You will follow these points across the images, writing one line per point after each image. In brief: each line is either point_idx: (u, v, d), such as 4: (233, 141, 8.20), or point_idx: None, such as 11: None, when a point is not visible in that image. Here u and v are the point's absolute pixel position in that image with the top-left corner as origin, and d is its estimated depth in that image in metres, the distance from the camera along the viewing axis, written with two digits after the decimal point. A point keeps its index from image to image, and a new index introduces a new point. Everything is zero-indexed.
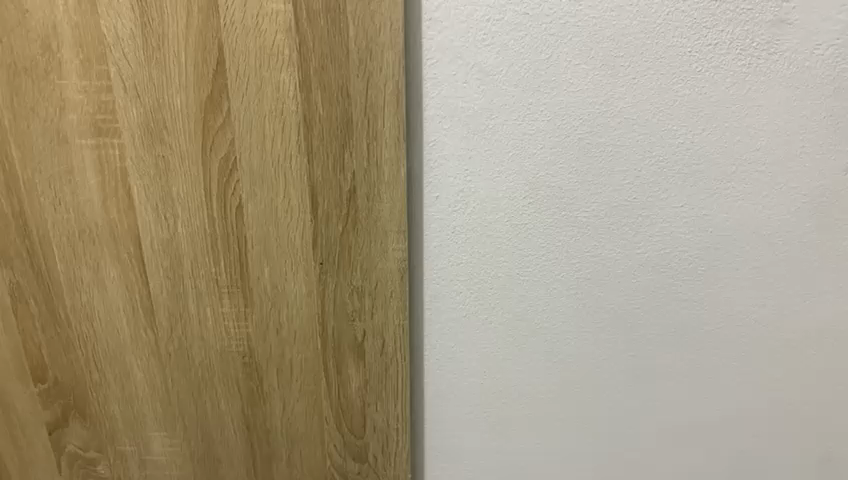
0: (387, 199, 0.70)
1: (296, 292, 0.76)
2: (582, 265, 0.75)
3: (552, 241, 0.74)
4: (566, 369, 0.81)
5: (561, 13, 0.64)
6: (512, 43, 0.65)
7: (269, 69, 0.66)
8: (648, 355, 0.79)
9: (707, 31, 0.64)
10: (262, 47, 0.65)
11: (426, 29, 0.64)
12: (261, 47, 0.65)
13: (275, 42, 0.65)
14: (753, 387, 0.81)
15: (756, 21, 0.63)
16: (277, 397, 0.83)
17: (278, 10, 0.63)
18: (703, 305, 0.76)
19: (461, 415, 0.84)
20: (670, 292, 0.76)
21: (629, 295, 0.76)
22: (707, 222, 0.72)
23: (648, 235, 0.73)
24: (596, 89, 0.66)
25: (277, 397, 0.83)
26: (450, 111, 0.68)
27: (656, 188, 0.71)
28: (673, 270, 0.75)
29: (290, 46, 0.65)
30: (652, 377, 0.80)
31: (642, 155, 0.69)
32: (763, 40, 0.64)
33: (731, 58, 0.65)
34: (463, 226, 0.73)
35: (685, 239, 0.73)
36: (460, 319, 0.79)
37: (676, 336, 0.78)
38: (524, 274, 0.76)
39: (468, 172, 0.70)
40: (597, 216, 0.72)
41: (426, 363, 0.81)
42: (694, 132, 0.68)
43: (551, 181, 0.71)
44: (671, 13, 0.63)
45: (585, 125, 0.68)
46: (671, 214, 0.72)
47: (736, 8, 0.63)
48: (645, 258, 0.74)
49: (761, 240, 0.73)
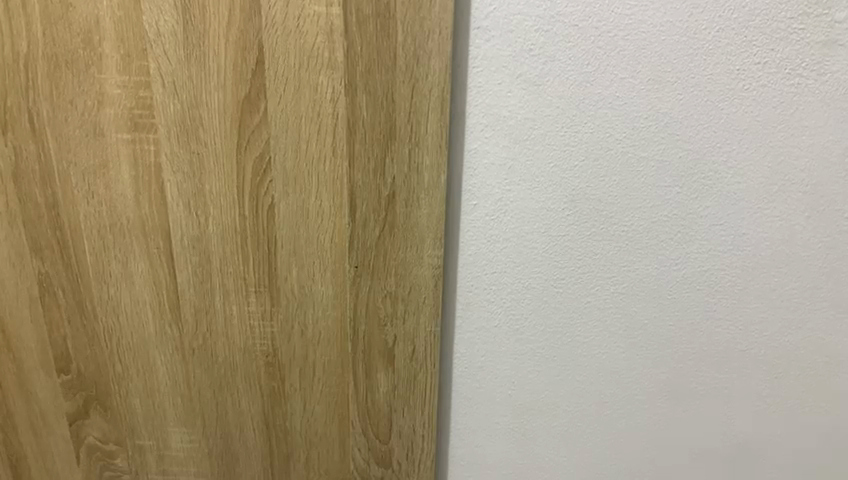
0: (425, 205, 0.70)
1: (323, 293, 0.76)
2: (617, 280, 0.74)
3: (589, 254, 0.73)
4: (594, 383, 0.80)
5: (610, 26, 0.63)
6: (560, 55, 0.65)
7: (308, 71, 0.66)
8: (679, 373, 0.79)
9: (757, 49, 0.63)
10: (302, 49, 0.65)
11: (473, 37, 0.64)
12: (301, 48, 0.65)
13: (315, 44, 0.65)
14: (785, 410, 0.80)
15: (806, 42, 0.63)
16: (298, 398, 0.83)
17: (320, 12, 0.63)
18: (737, 325, 0.76)
19: (486, 425, 0.84)
20: (705, 310, 0.75)
21: (663, 311, 0.76)
22: (746, 241, 0.71)
23: (685, 252, 0.72)
24: (642, 103, 0.66)
25: (299, 398, 0.83)
26: (493, 120, 0.68)
27: (697, 205, 0.70)
28: (708, 289, 0.74)
29: (330, 48, 0.65)
30: (682, 395, 0.80)
31: (685, 172, 0.69)
32: (814, 60, 0.63)
33: (780, 78, 0.64)
34: (500, 235, 0.73)
35: (723, 258, 0.72)
36: (491, 328, 0.78)
37: (708, 355, 0.77)
38: (558, 285, 0.75)
39: (508, 181, 0.70)
40: (635, 231, 0.72)
41: (454, 372, 0.81)
42: (738, 150, 0.67)
43: (591, 193, 0.70)
44: (722, 30, 0.63)
45: (629, 139, 0.68)
46: (710, 232, 0.71)
47: (787, 27, 0.62)
48: (681, 275, 0.74)
49: (800, 262, 0.72)
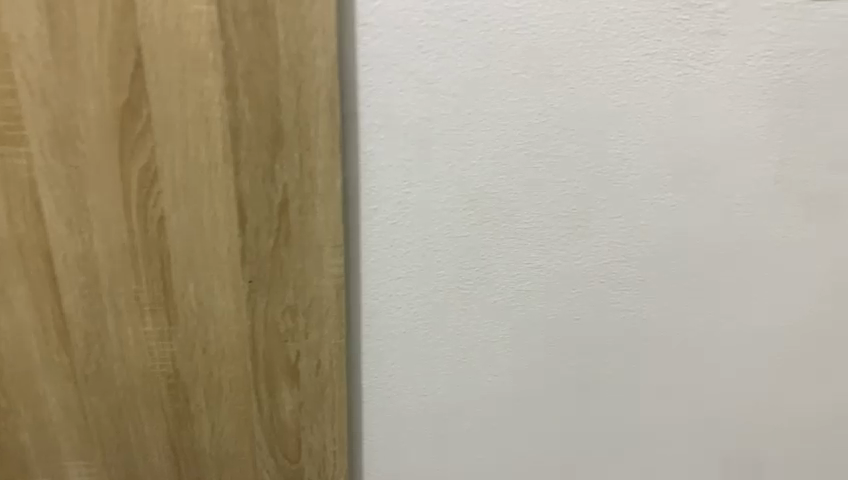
0: (321, 212, 0.66)
1: (223, 308, 0.71)
2: (522, 277, 0.73)
3: (493, 253, 0.72)
4: (506, 382, 0.79)
5: (499, 21, 0.62)
6: (450, 51, 0.62)
7: (192, 74, 0.61)
8: (587, 367, 0.78)
9: (645, 41, 0.63)
10: (184, 50, 0.60)
11: (360, 34, 0.61)
12: (184, 50, 0.60)
13: (198, 45, 0.60)
14: (693, 395, 0.81)
15: (692, 32, 0.63)
16: (206, 419, 0.78)
17: (201, 12, 0.59)
18: (640, 316, 0.76)
19: (399, 433, 0.81)
20: (609, 303, 0.75)
21: (569, 306, 0.75)
22: (644, 232, 0.71)
23: (587, 246, 0.72)
24: (536, 98, 0.65)
25: (206, 419, 0.78)
26: (387, 120, 0.65)
27: (595, 198, 0.70)
28: (612, 281, 0.74)
29: (215, 49, 0.60)
30: (591, 388, 0.79)
31: (582, 166, 0.68)
32: (699, 50, 0.63)
33: (668, 68, 0.64)
34: (402, 239, 0.70)
35: (623, 250, 0.72)
36: (398, 335, 0.76)
37: (614, 346, 0.77)
38: (465, 286, 0.74)
39: (407, 182, 0.68)
40: (537, 228, 0.71)
41: (364, 382, 0.78)
42: (632, 142, 0.67)
43: (492, 192, 0.69)
44: (610, 22, 0.62)
45: (525, 135, 0.66)
46: (609, 225, 0.71)
47: (673, 18, 0.62)
48: (584, 269, 0.73)
49: (696, 250, 0.73)
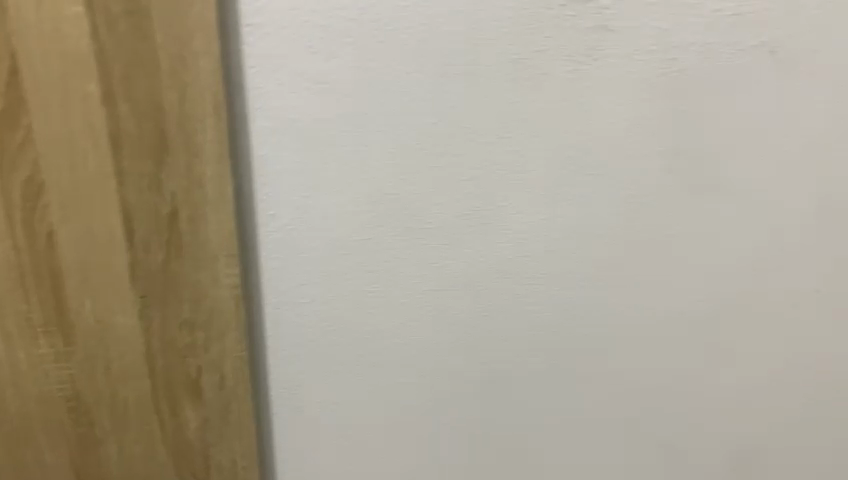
0: (214, 221, 0.64)
1: (123, 325, 0.67)
2: (429, 277, 0.72)
3: (398, 254, 0.71)
4: (419, 385, 0.78)
5: (388, 19, 0.60)
6: (340, 50, 0.61)
7: (73, 80, 0.57)
8: (500, 364, 0.78)
9: (535, 37, 0.63)
10: (63, 55, 0.56)
11: (245, 35, 0.59)
12: (63, 54, 0.56)
13: (78, 50, 0.56)
14: (607, 387, 0.81)
15: (579, 28, 0.63)
16: (111, 443, 0.73)
17: (79, 14, 0.55)
18: (549, 311, 0.76)
19: (313, 441, 0.79)
20: (517, 299, 0.75)
21: (478, 304, 0.74)
22: (547, 227, 0.71)
23: (492, 243, 0.71)
24: (431, 97, 0.64)
25: (112, 443, 0.73)
26: (279, 123, 0.63)
27: (497, 195, 0.69)
28: (519, 277, 0.74)
29: (95, 52, 0.57)
30: (504, 385, 0.79)
31: (481, 163, 0.67)
32: (587, 45, 0.64)
33: (558, 65, 0.64)
34: (303, 245, 0.68)
35: (528, 246, 0.72)
36: (306, 342, 0.74)
37: (525, 342, 0.77)
38: (371, 290, 0.72)
39: (304, 186, 0.66)
40: (441, 227, 0.70)
41: (273, 393, 0.76)
42: (528, 139, 0.67)
43: (393, 192, 0.67)
44: (500, 19, 0.62)
45: (423, 134, 0.65)
46: (513, 222, 0.71)
47: (560, 14, 0.62)
48: (491, 266, 0.73)
49: (598, 243, 0.73)
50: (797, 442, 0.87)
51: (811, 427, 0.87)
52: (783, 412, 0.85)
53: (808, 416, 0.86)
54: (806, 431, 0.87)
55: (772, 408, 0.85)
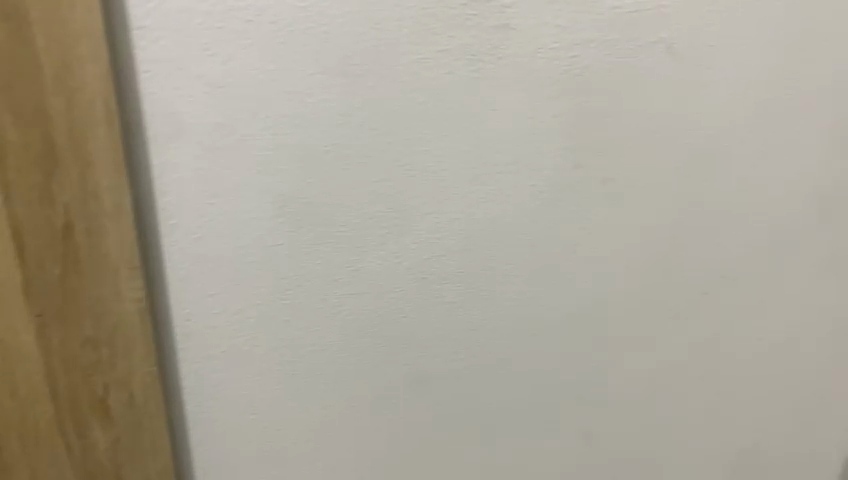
0: (113, 231, 0.61)
1: (27, 345, 0.63)
2: (345, 282, 0.71)
3: (312, 259, 0.69)
4: (341, 391, 0.76)
5: (287, 21, 0.59)
6: (238, 53, 0.59)
7: None
8: (422, 365, 0.77)
9: (438, 37, 0.62)
10: None
11: (136, 39, 0.57)
12: None
13: None
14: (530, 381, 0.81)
15: (482, 27, 0.63)
16: (22, 469, 0.68)
17: None
18: (467, 309, 0.76)
19: (233, 455, 0.77)
20: (435, 299, 0.74)
21: (396, 306, 0.74)
22: (461, 225, 0.71)
23: (407, 244, 0.71)
24: (336, 98, 0.63)
25: (22, 468, 0.68)
26: (178, 129, 0.61)
27: (409, 195, 0.68)
28: (435, 278, 0.73)
29: None
30: (428, 386, 0.78)
31: (392, 164, 0.66)
32: (491, 44, 0.64)
33: (463, 64, 0.64)
34: (211, 253, 0.66)
35: (443, 245, 0.72)
36: (220, 353, 0.71)
37: (445, 342, 0.77)
38: (286, 297, 0.70)
39: (209, 193, 0.64)
40: (354, 230, 0.68)
41: (188, 408, 0.73)
42: (437, 138, 0.66)
43: (302, 196, 0.66)
44: (401, 19, 0.61)
45: (330, 136, 0.64)
46: (427, 222, 0.70)
47: (462, 13, 0.62)
48: (407, 268, 0.72)
49: (512, 239, 0.73)
50: (709, 422, 0.90)
51: (722, 406, 0.90)
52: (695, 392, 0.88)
53: (719, 396, 0.89)
54: (718, 410, 0.90)
55: (685, 388, 0.88)
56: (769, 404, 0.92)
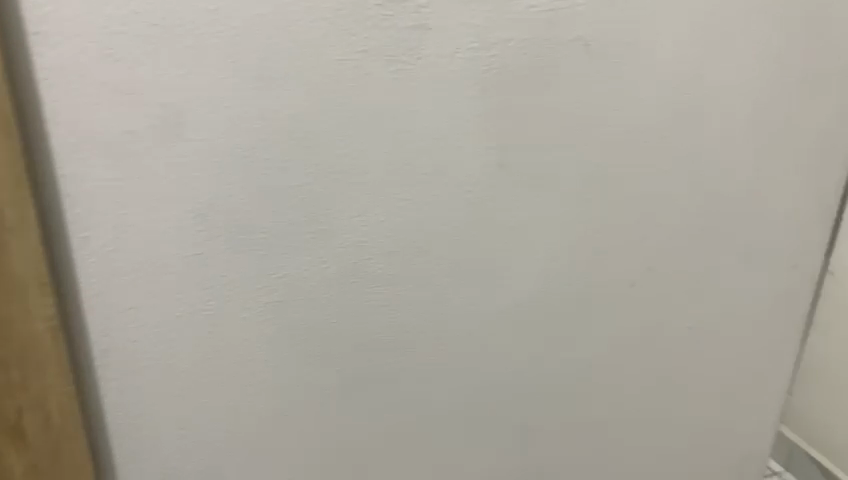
0: (17, 247, 0.58)
1: None
2: (270, 289, 0.69)
3: (234, 267, 0.67)
4: (271, 400, 0.75)
5: (195, 24, 0.57)
6: (145, 58, 0.57)
7: None
8: (353, 370, 0.76)
9: (353, 38, 0.61)
10: None
11: (33, 45, 0.54)
12: None
13: None
14: (463, 378, 0.82)
15: (398, 27, 0.62)
16: None
17: None
18: (397, 312, 0.75)
19: (161, 472, 0.75)
20: (364, 303, 0.73)
21: (324, 312, 0.72)
22: (387, 228, 0.70)
23: (333, 249, 0.69)
24: (251, 103, 0.61)
25: None
26: (84, 138, 0.58)
27: (332, 200, 0.67)
28: (364, 282, 0.72)
29: None
30: (361, 389, 0.78)
31: (312, 168, 0.65)
32: (408, 45, 0.63)
33: (381, 65, 0.63)
34: (126, 266, 0.64)
35: (370, 249, 0.71)
36: (142, 370, 0.69)
37: (376, 345, 0.76)
38: (209, 308, 0.68)
39: (121, 204, 0.61)
40: (277, 236, 0.67)
41: (110, 427, 0.70)
42: (358, 141, 0.65)
43: (221, 204, 0.64)
44: (315, 21, 0.60)
45: (246, 142, 0.62)
46: (352, 226, 0.69)
47: (377, 14, 0.61)
48: (334, 273, 0.71)
49: (440, 240, 0.73)
50: (636, 405, 0.94)
51: (648, 389, 0.93)
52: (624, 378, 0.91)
53: (645, 380, 0.92)
54: (644, 393, 0.93)
55: (614, 376, 0.90)
56: (691, 384, 0.96)
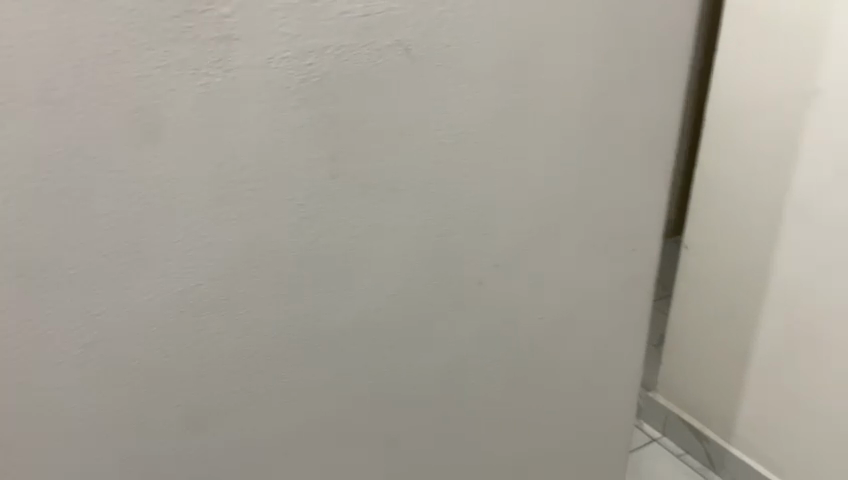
0: None
1: None
2: (89, 328, 0.64)
3: (43, 308, 0.61)
4: (106, 443, 0.69)
5: None
6: None
7: None
8: (196, 402, 0.72)
9: (151, 53, 0.57)
10: None
11: None
12: None
13: None
14: (318, 394, 0.79)
15: (202, 39, 0.58)
16: None
17: None
18: (238, 336, 0.71)
19: None
20: (199, 331, 0.69)
21: (154, 345, 0.67)
22: (216, 250, 0.66)
23: (156, 278, 0.65)
24: (39, 128, 0.55)
25: None
26: None
27: (149, 226, 0.62)
28: (196, 309, 0.68)
29: None
30: (208, 420, 0.73)
31: (122, 194, 0.60)
32: (215, 57, 0.60)
33: (187, 80, 0.59)
34: None
35: (199, 273, 0.67)
36: None
37: (219, 374, 0.72)
38: (18, 353, 0.62)
39: None
40: (89, 270, 0.62)
41: None
42: (171, 161, 0.61)
43: (17, 240, 0.58)
44: (104, 36, 0.55)
45: (39, 171, 0.57)
46: (175, 252, 0.65)
47: (176, 26, 0.57)
48: (161, 303, 0.66)
49: (276, 258, 0.70)
50: (500, 399, 0.95)
51: (509, 382, 0.95)
52: (485, 375, 0.92)
53: (506, 374, 0.94)
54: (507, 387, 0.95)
55: (474, 374, 0.90)
56: (552, 372, 0.98)
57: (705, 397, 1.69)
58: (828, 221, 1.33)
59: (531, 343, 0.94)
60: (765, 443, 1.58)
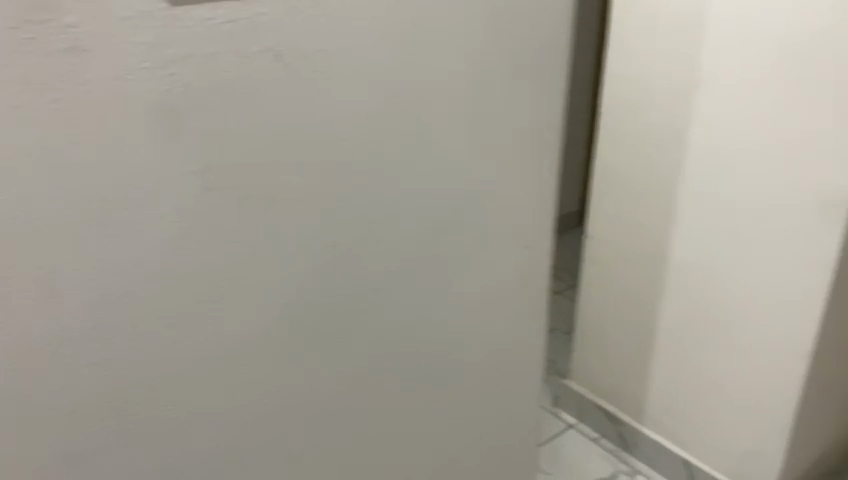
0: None
1: None
2: None
3: None
4: None
5: None
6: None
7: None
8: (71, 436, 0.68)
9: None
10: None
11: None
12: None
13: None
14: (210, 419, 0.76)
15: (44, 51, 0.55)
16: None
17: None
18: (114, 364, 0.67)
19: None
20: (68, 362, 0.65)
21: (17, 380, 0.63)
22: (80, 275, 0.62)
23: (14, 308, 0.60)
24: None
25: None
26: None
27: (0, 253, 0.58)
28: (63, 338, 0.64)
29: None
30: (86, 454, 0.69)
31: None
32: (62, 70, 0.56)
33: (31, 95, 0.55)
34: None
35: (63, 300, 0.62)
36: None
37: (94, 405, 0.68)
38: None
39: None
40: None
41: None
42: (20, 183, 0.57)
43: None
44: None
45: None
46: (33, 279, 0.60)
47: (14, 38, 0.53)
48: (21, 334, 0.62)
49: (150, 280, 0.66)
50: (406, 405, 0.94)
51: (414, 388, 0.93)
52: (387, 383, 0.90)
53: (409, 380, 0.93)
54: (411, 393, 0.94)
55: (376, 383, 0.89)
56: (456, 373, 0.98)
57: (615, 382, 1.74)
58: (722, 205, 1.39)
59: (432, 346, 0.93)
60: (673, 423, 1.64)
